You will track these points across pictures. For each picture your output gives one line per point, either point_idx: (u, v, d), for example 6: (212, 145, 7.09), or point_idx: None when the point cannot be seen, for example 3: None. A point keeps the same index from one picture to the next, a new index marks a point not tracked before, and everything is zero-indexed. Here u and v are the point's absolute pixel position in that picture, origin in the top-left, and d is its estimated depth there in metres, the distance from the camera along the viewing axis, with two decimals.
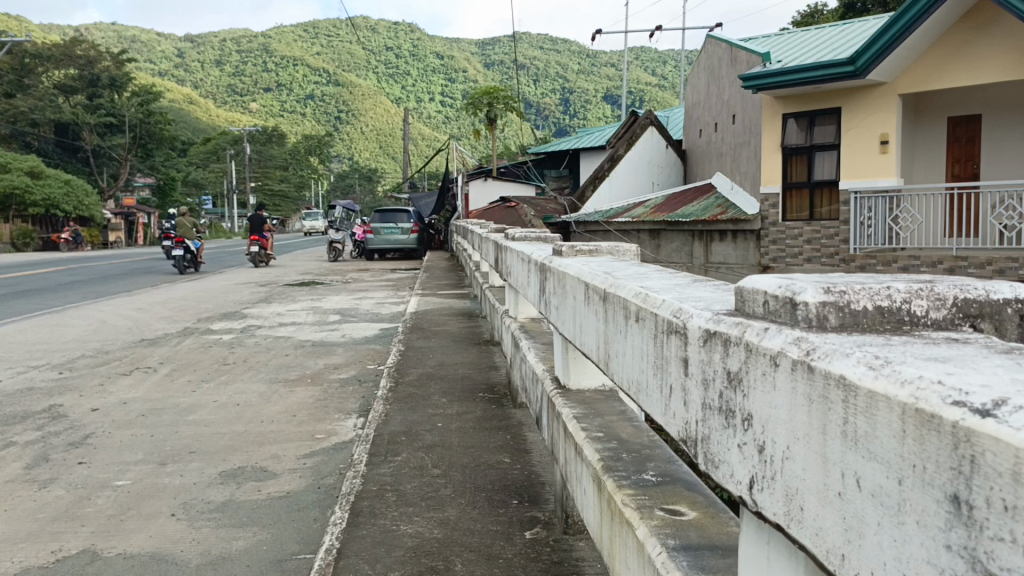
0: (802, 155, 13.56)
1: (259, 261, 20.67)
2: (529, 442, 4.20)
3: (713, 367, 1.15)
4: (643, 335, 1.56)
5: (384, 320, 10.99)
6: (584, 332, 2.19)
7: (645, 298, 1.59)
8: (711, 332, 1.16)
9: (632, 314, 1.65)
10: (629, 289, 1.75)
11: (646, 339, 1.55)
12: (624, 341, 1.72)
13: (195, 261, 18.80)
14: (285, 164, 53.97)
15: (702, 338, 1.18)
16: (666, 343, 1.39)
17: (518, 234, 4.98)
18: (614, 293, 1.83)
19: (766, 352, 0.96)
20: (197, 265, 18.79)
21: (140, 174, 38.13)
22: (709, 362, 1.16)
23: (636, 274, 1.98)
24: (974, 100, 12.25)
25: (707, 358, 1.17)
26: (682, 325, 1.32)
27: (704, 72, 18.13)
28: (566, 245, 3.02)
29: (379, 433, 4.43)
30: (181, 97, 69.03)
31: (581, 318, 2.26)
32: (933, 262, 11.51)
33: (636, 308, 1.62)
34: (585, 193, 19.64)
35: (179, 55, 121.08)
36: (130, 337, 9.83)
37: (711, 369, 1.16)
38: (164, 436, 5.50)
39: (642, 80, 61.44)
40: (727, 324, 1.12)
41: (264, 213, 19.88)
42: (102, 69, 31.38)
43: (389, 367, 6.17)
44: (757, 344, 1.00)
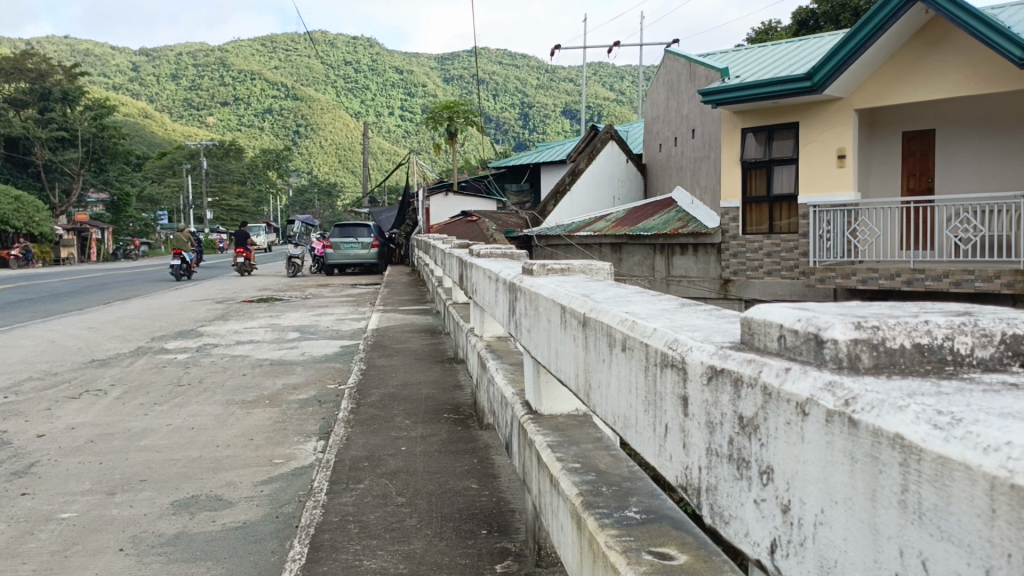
0: (762, 169, 13.64)
1: (242, 272, 22.69)
2: (498, 465, 4.05)
3: (718, 408, 1.04)
4: (632, 367, 1.43)
5: (344, 337, 10.77)
6: (560, 357, 2.06)
7: (632, 326, 1.46)
8: (719, 368, 1.04)
9: (618, 343, 1.52)
10: (612, 314, 1.62)
11: (634, 371, 1.42)
12: (607, 371, 1.60)
13: (186, 270, 21.18)
14: (243, 179, 53.19)
15: (704, 376, 1.08)
16: (659, 377, 1.27)
17: (482, 251, 4.85)
18: (595, 320, 1.71)
19: (791, 397, 0.88)
20: (188, 274, 21.14)
21: (94, 189, 37.33)
22: (711, 404, 1.06)
23: (616, 298, 1.85)
24: (928, 114, 12.45)
25: (710, 398, 1.06)
26: (680, 358, 1.19)
27: (663, 87, 18.22)
28: (536, 264, 2.89)
29: (340, 458, 4.24)
30: (136, 111, 67.89)
31: (556, 343, 2.13)
32: (891, 275, 11.56)
33: (623, 336, 1.49)
34: (546, 207, 19.59)
35: (133, 69, 118.93)
36: (80, 358, 9.48)
37: (713, 411, 1.05)
38: (114, 463, 5.24)
39: (601, 95, 61.83)
40: (733, 361, 1.03)
41: (248, 228, 21.59)
42: (54, 82, 30.69)
43: (350, 388, 5.95)
44: (779, 389, 0.91)
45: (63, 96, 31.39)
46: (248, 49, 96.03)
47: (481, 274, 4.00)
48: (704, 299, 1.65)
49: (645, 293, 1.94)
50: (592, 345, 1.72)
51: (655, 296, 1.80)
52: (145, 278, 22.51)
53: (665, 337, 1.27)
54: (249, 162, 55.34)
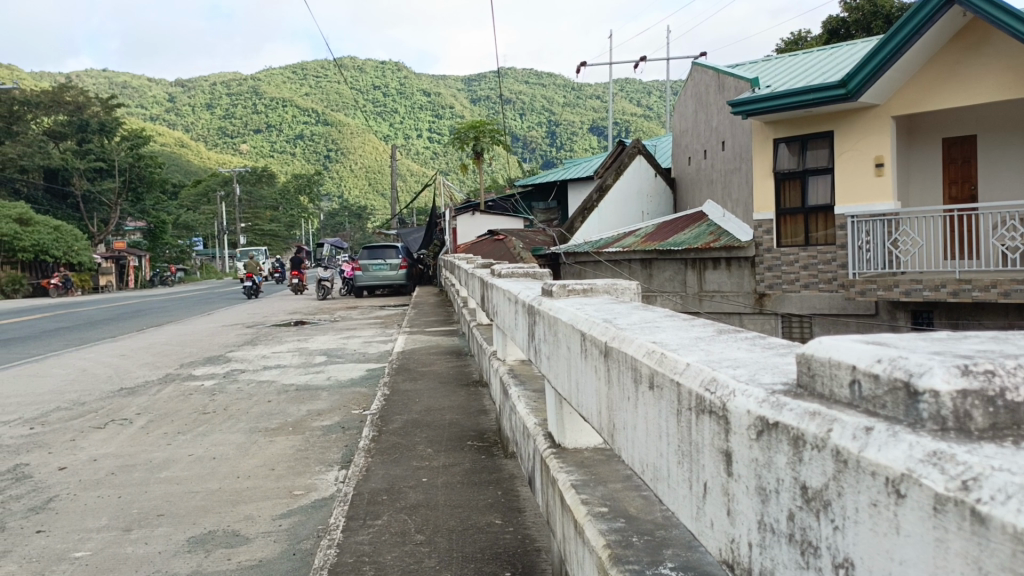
0: (795, 180, 13.32)
1: (299, 291, 24.88)
2: (524, 498, 3.82)
3: (774, 472, 0.87)
4: (661, 410, 1.21)
5: (371, 360, 10.60)
6: (581, 391, 1.83)
7: (660, 359, 1.25)
8: (774, 421, 0.87)
9: (644, 379, 1.30)
10: (637, 346, 1.40)
11: (664, 414, 1.20)
12: (633, 413, 1.37)
13: (254, 290, 23.56)
14: (275, 204, 53.54)
15: (753, 431, 0.90)
16: (694, 423, 1.06)
17: (505, 270, 4.66)
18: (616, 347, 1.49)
19: (880, 472, 0.72)
20: (256, 294, 23.56)
21: (131, 218, 37.65)
22: (765, 465, 0.88)
23: (643, 323, 1.63)
24: (969, 119, 12.09)
25: (764, 461, 0.89)
26: (718, 403, 0.99)
27: (690, 99, 18.00)
28: (556, 284, 2.68)
29: (358, 491, 4.03)
30: (171, 140, 68.82)
31: (576, 374, 1.91)
32: (936, 285, 11.19)
33: (651, 371, 1.26)
34: (574, 224, 19.35)
35: (165, 99, 120.53)
36: (109, 387, 9.39)
37: (770, 475, 0.88)
38: (133, 497, 5.06)
39: (629, 110, 61.59)
40: (791, 410, 0.86)
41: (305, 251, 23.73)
42: (91, 114, 31.19)
43: (372, 414, 5.75)
44: (865, 459, 0.74)
45: (99, 127, 31.73)
46: (279, 77, 97.38)
47: (503, 294, 3.79)
48: (746, 324, 1.45)
49: (675, 314, 1.73)
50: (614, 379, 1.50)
51: (686, 321, 1.60)
52: (178, 304, 22.51)
53: (697, 374, 1.07)
54: (281, 187, 55.83)
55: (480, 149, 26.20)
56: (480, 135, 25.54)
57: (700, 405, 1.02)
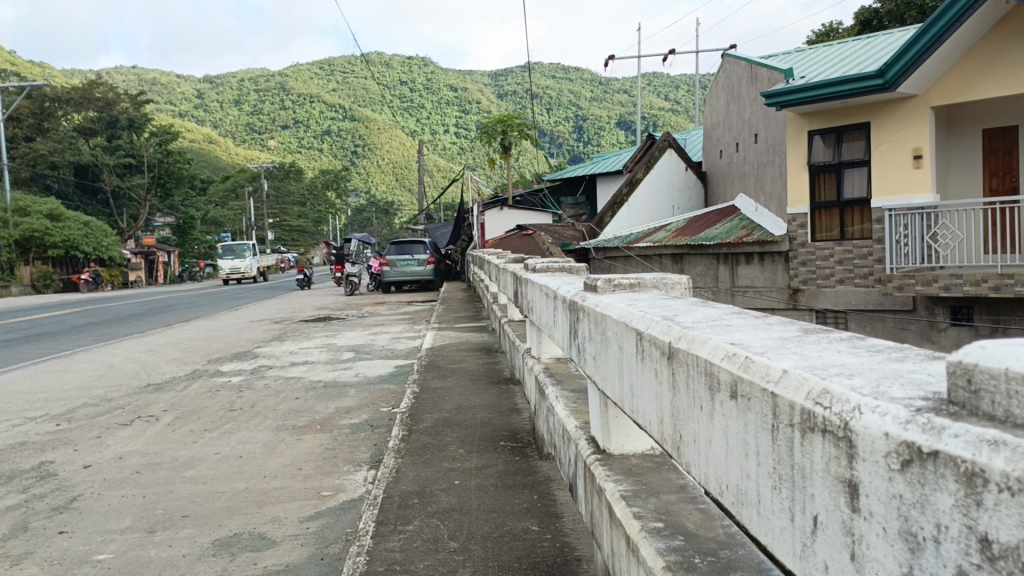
0: (831, 173, 13.01)
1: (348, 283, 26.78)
2: (561, 503, 3.65)
3: (931, 516, 0.71)
4: (747, 423, 1.05)
5: (399, 356, 10.50)
6: (637, 397, 1.67)
7: (744, 363, 1.08)
8: (931, 449, 0.71)
9: (723, 385, 1.13)
10: (711, 347, 1.23)
11: (750, 426, 1.04)
12: (707, 426, 1.21)
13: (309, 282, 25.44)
14: (302, 200, 53.76)
15: (895, 463, 0.75)
16: (802, 443, 0.89)
17: (539, 265, 4.49)
18: (682, 346, 1.32)
19: None
20: (310, 286, 25.37)
21: (160, 214, 37.96)
22: (918, 505, 0.73)
23: (710, 322, 1.46)
24: (1010, 109, 11.71)
25: (916, 500, 0.73)
26: (843, 421, 0.82)
27: (722, 91, 17.71)
28: (601, 279, 2.51)
29: (389, 494, 3.89)
30: (200, 137, 69.37)
31: (629, 376, 1.75)
32: (976, 280, 10.86)
33: (733, 378, 1.09)
34: (603, 219, 19.09)
35: (195, 96, 121.44)
36: (136, 383, 9.36)
37: (924, 517, 0.72)
38: (158, 497, 4.97)
39: (657, 105, 61.08)
40: (955, 438, 0.70)
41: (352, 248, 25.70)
42: (121, 111, 31.45)
43: (401, 413, 5.61)
44: None
45: (128, 124, 31.88)
46: (306, 75, 97.87)
47: (539, 290, 3.63)
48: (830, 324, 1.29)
49: (743, 312, 1.56)
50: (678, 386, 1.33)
51: (758, 319, 1.43)
52: (207, 300, 22.56)
53: (804, 383, 0.91)
54: (308, 183, 56.05)
55: (508, 144, 26.01)
56: (507, 130, 25.42)
57: (811, 418, 0.86)
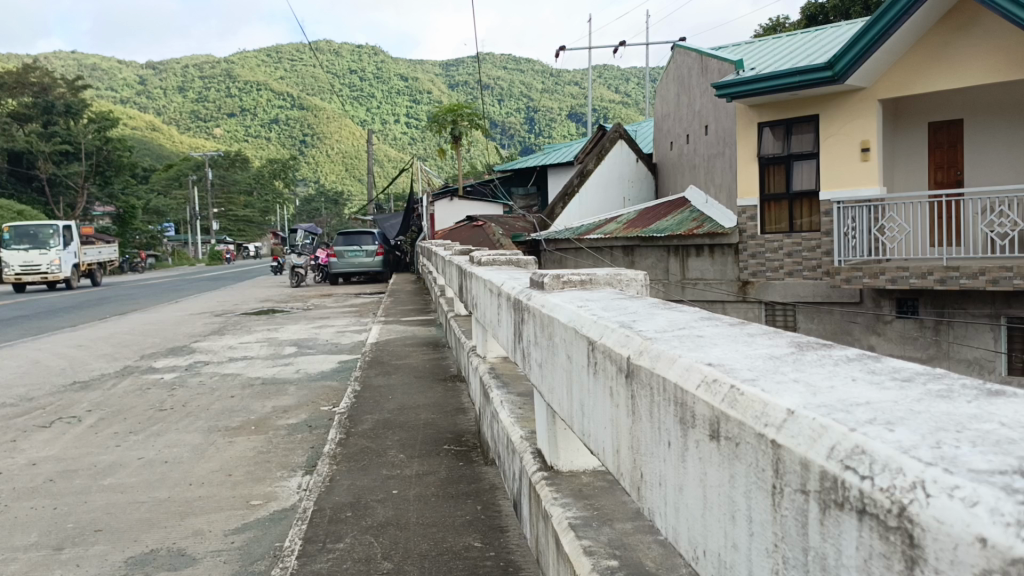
0: (780, 165, 12.95)
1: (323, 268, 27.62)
2: (506, 515, 3.38)
3: None
4: (745, 475, 0.86)
5: (344, 351, 10.12)
6: (589, 419, 1.41)
7: (729, 394, 0.90)
8: None
9: (702, 426, 0.93)
10: (684, 370, 1.01)
11: (754, 482, 0.85)
12: (684, 476, 0.99)
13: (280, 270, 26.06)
14: (248, 189, 52.64)
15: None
16: (842, 526, 0.73)
17: (485, 257, 4.21)
18: (640, 361, 1.12)
19: None
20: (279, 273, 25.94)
21: (99, 203, 36.69)
22: None
23: (678, 330, 1.22)
24: (955, 103, 11.79)
25: None
26: (906, 508, 0.65)
27: (673, 83, 17.60)
28: (548, 275, 2.23)
29: (319, 506, 3.58)
30: (143, 125, 67.47)
31: (579, 392, 1.50)
32: (922, 273, 10.89)
33: (724, 419, 0.89)
34: (554, 210, 18.81)
35: (137, 82, 117.76)
36: (61, 381, 8.83)
37: None
38: (70, 508, 4.57)
39: (609, 97, 61.18)
40: None
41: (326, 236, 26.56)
42: (57, 96, 30.23)
43: (339, 414, 5.28)
44: None
45: (65, 110, 30.59)
46: (252, 61, 96.07)
47: (483, 285, 3.35)
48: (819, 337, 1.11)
49: (712, 317, 1.34)
50: (638, 415, 1.13)
51: (733, 327, 1.23)
52: (147, 291, 21.71)
53: (830, 435, 0.76)
54: (255, 173, 54.88)
55: (458, 134, 25.57)
56: (457, 119, 25.03)
57: (846, 494, 0.72)
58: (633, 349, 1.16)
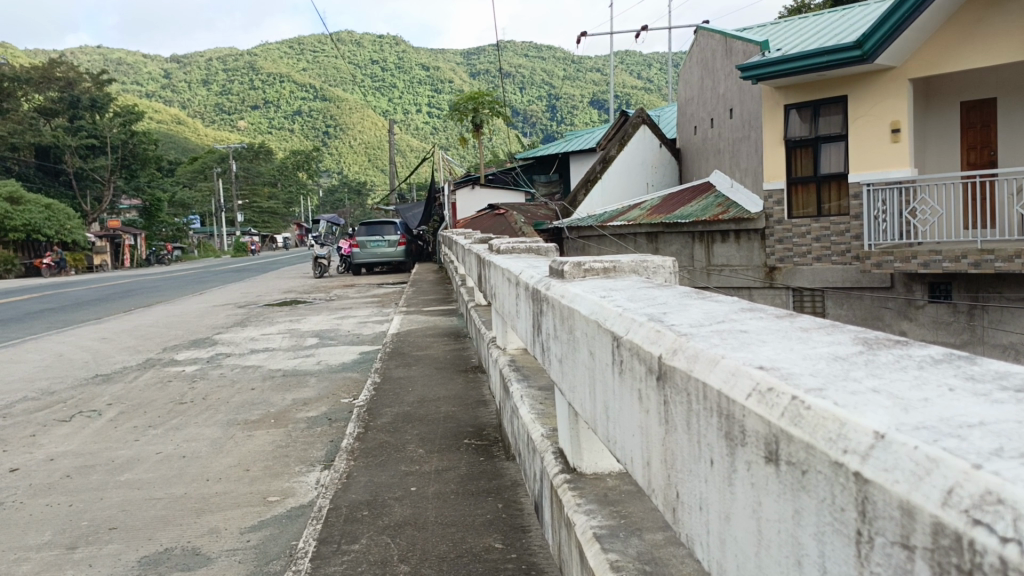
0: (808, 147, 12.65)
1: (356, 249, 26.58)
2: (528, 514, 3.24)
3: None
4: (820, 514, 0.72)
5: (365, 342, 10.03)
6: (616, 425, 1.25)
7: (797, 411, 0.76)
8: None
9: (768, 447, 0.78)
10: (739, 374, 0.86)
11: (833, 512, 0.70)
12: (738, 500, 0.84)
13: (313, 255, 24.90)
14: (272, 180, 52.77)
15: None
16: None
17: (504, 245, 4.06)
18: (671, 361, 0.98)
19: None
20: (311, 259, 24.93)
21: (126, 196, 36.97)
22: None
23: (719, 326, 1.07)
24: (988, 81, 11.46)
25: None
26: None
27: (696, 66, 17.31)
28: (568, 263, 2.06)
29: (335, 505, 3.45)
30: (169, 118, 67.94)
31: (602, 394, 1.34)
32: (956, 257, 10.57)
33: (793, 440, 0.75)
34: (576, 197, 18.58)
35: (161, 76, 118.79)
36: (83, 373, 8.81)
37: None
38: (85, 505, 4.50)
39: (631, 83, 60.75)
40: None
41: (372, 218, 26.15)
42: (82, 90, 30.43)
43: (358, 407, 5.15)
44: None
45: (91, 104, 30.73)
46: (274, 53, 96.42)
47: (502, 274, 3.19)
48: (885, 331, 0.97)
49: (755, 309, 1.17)
50: (669, 426, 0.99)
51: (780, 320, 1.05)
52: (173, 284, 21.81)
53: (946, 472, 0.61)
54: (279, 164, 55.16)
55: (479, 122, 25.32)
56: (478, 107, 24.82)
57: (976, 557, 0.57)
58: (668, 345, 1.00)
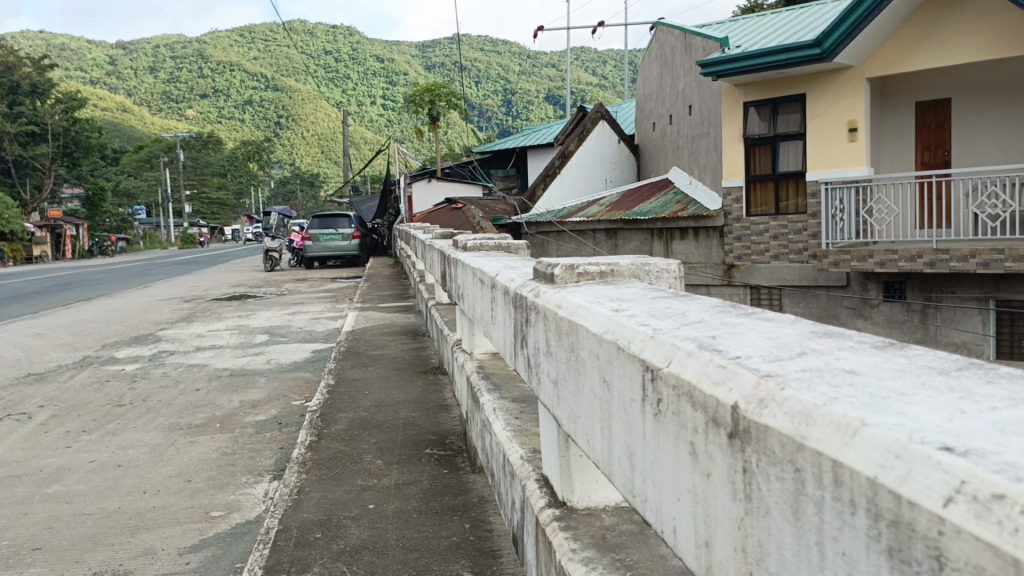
0: (766, 145, 12.55)
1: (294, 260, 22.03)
2: (499, 537, 2.97)
3: None
4: None
5: (318, 340, 9.64)
6: (663, 487, 1.02)
7: None
8: None
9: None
10: (931, 464, 0.66)
11: None
12: None
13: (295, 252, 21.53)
14: (223, 171, 51.51)
15: None
16: None
17: (471, 242, 3.76)
18: (768, 412, 0.82)
19: None
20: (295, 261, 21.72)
21: (68, 184, 35.60)
22: None
23: (827, 377, 0.86)
24: (943, 82, 11.48)
25: None
26: None
27: (655, 62, 17.17)
28: (558, 266, 1.79)
29: (284, 526, 3.13)
30: (115, 105, 65.97)
31: (631, 439, 1.11)
32: (912, 256, 10.55)
33: None
34: (535, 192, 18.26)
35: (107, 63, 115.72)
36: (14, 373, 8.28)
37: None
38: (7, 522, 4.10)
39: (586, 80, 60.73)
40: None
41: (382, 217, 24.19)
42: (23, 76, 29.21)
43: (310, 412, 4.81)
44: None
45: (31, 89, 29.43)
46: (226, 41, 94.42)
47: (471, 273, 2.90)
48: None
49: (842, 344, 0.97)
50: (755, 502, 0.84)
51: (915, 376, 0.84)
52: (118, 276, 20.98)
53: None
54: (229, 155, 53.91)
55: (435, 114, 24.90)
56: (435, 100, 24.40)
57: None
58: (761, 394, 0.85)
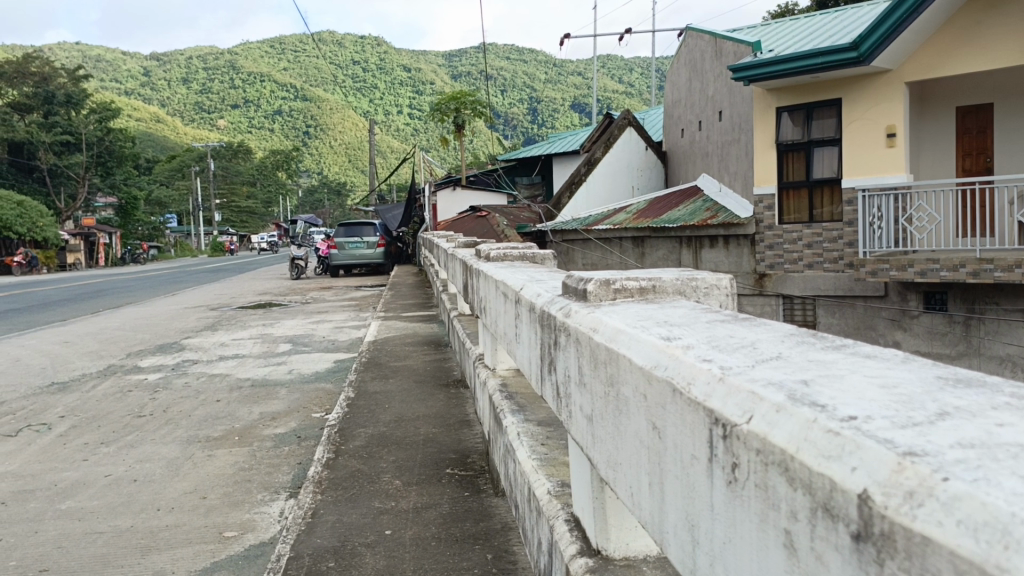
0: (800, 151, 12.21)
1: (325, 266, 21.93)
2: (522, 569, 2.75)
3: None
4: None
5: (340, 349, 9.48)
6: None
7: None
8: None
9: None
10: None
11: None
12: None
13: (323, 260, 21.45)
14: (251, 179, 51.71)
15: None
16: None
17: (494, 251, 3.55)
18: (926, 515, 0.66)
19: None
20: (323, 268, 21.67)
21: (101, 193, 35.87)
22: None
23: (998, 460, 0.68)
24: (985, 87, 11.13)
25: None
26: None
27: (684, 68, 16.90)
28: (595, 281, 1.58)
29: (295, 553, 2.94)
30: (148, 115, 66.68)
31: (715, 511, 0.93)
32: (954, 265, 10.18)
33: None
34: (561, 199, 18.02)
35: (140, 74, 117.41)
36: (37, 382, 8.18)
37: None
38: (16, 541, 3.94)
39: (611, 88, 60.54)
40: None
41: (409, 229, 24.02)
42: (58, 86, 29.48)
43: (328, 427, 4.63)
44: None
45: (66, 100, 29.68)
46: (256, 52, 95.39)
47: (493, 286, 2.70)
48: None
49: (986, 408, 0.79)
50: None
51: None
52: (147, 283, 21.02)
53: None
54: (258, 164, 54.25)
55: (461, 122, 24.76)
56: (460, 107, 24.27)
57: None
58: (911, 487, 0.68)
